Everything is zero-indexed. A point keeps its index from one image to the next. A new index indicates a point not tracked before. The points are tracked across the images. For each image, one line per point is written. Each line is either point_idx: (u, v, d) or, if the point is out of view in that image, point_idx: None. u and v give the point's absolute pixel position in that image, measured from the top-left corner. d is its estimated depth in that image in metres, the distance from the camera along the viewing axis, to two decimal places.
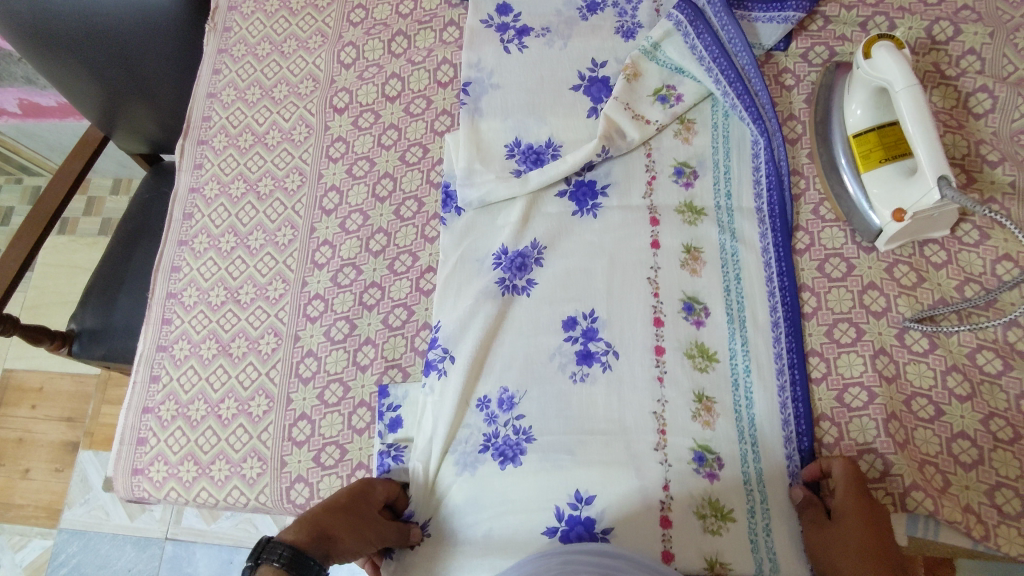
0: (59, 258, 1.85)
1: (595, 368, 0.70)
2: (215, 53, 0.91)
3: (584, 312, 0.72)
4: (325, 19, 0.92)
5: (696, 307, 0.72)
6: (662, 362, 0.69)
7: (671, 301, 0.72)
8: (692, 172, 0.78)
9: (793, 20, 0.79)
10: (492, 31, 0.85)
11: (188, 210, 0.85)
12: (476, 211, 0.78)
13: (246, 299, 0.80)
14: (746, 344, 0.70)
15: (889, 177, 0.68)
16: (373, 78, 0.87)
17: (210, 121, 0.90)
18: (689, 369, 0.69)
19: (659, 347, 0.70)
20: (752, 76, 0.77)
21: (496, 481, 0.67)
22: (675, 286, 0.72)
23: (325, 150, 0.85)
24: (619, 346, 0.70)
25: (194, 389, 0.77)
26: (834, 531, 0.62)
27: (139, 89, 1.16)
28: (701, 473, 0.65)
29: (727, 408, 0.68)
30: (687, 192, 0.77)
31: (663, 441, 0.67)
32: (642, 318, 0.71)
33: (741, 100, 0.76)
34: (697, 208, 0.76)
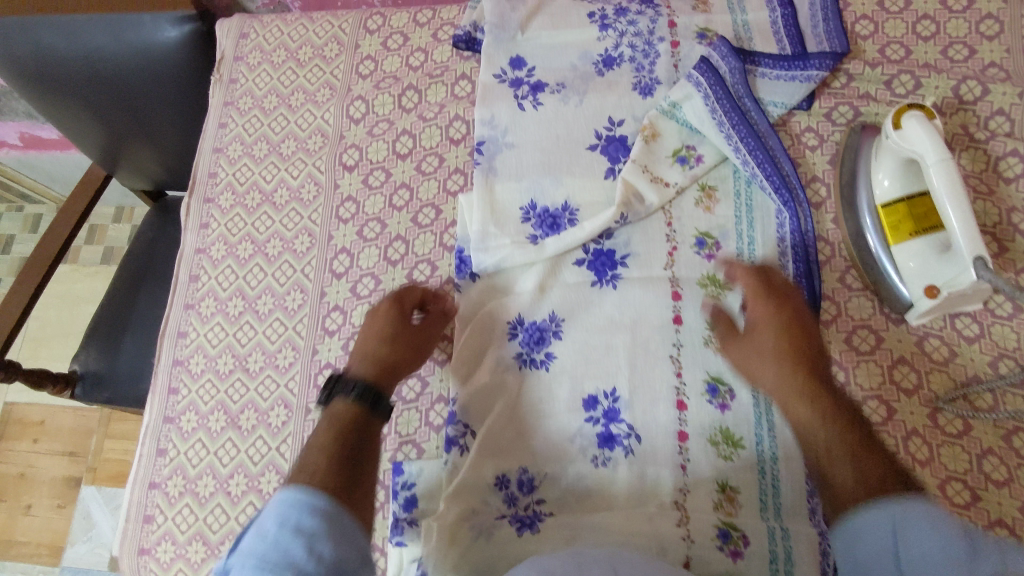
0: (61, 289, 1.83)
1: (616, 453, 0.69)
2: (221, 106, 0.89)
3: (605, 391, 0.71)
4: (334, 70, 0.88)
5: (720, 389, 0.70)
6: (685, 449, 0.68)
7: (694, 382, 0.71)
8: (714, 243, 0.75)
9: (816, 79, 0.76)
10: (506, 86, 0.82)
11: (194, 272, 0.83)
12: (492, 274, 0.76)
13: (255, 368, 0.78)
14: (773, 428, 0.68)
15: (920, 250, 0.66)
16: (384, 134, 0.84)
17: (217, 178, 0.86)
18: (713, 455, 0.68)
19: (681, 432, 0.69)
20: (775, 150, 0.75)
21: (515, 556, 0.66)
22: (698, 365, 0.71)
23: (335, 210, 0.82)
24: (640, 429, 0.70)
25: (202, 464, 0.75)
26: (750, 340, 0.68)
27: (141, 131, 1.13)
28: (725, 551, 0.64)
29: (751, 494, 0.67)
30: (709, 264, 0.75)
31: (685, 518, 0.66)
32: (664, 401, 0.70)
33: (764, 169, 0.74)
34: (720, 281, 0.74)
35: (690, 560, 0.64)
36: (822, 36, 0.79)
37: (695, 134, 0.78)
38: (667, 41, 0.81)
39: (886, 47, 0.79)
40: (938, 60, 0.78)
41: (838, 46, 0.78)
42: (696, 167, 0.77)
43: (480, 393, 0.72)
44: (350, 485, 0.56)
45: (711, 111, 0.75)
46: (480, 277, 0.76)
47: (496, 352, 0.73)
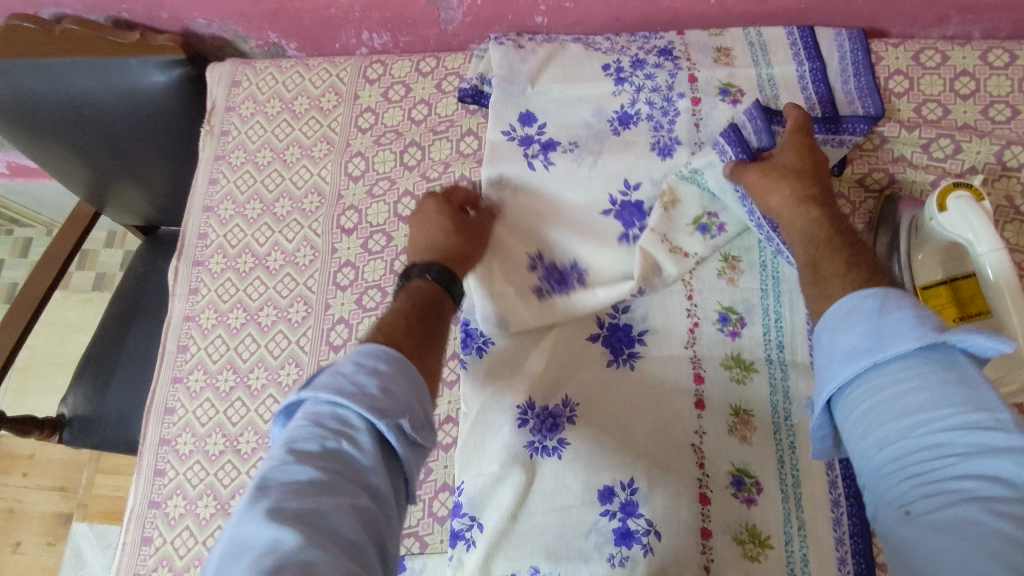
0: (53, 317, 1.78)
1: (634, 552, 0.62)
2: (212, 159, 0.86)
3: (622, 482, 0.64)
4: (331, 123, 0.84)
5: (746, 482, 0.65)
6: (709, 549, 0.63)
7: (718, 474, 0.65)
8: (738, 319, 0.71)
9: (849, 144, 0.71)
10: (515, 144, 0.76)
11: (183, 342, 0.79)
12: (499, 351, 0.70)
13: (247, 450, 0.73)
14: (803, 527, 0.64)
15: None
16: (384, 194, 0.79)
17: (207, 239, 0.83)
18: (739, 556, 0.63)
19: (705, 529, 0.64)
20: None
21: None
22: (723, 455, 0.66)
23: (332, 277, 0.77)
24: (661, 525, 0.63)
25: (190, 554, 0.70)
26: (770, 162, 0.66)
27: (129, 173, 1.07)
28: None
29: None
30: (734, 342, 0.70)
31: None
32: (688, 494, 0.65)
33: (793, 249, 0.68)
34: (745, 361, 0.69)
35: None
36: (854, 94, 0.74)
37: (712, 201, 0.73)
38: (688, 98, 0.75)
39: (922, 106, 0.74)
40: (979, 120, 0.73)
41: (872, 109, 0.72)
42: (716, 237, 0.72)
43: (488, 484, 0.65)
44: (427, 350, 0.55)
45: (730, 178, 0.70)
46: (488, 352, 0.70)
47: (504, 438, 0.66)
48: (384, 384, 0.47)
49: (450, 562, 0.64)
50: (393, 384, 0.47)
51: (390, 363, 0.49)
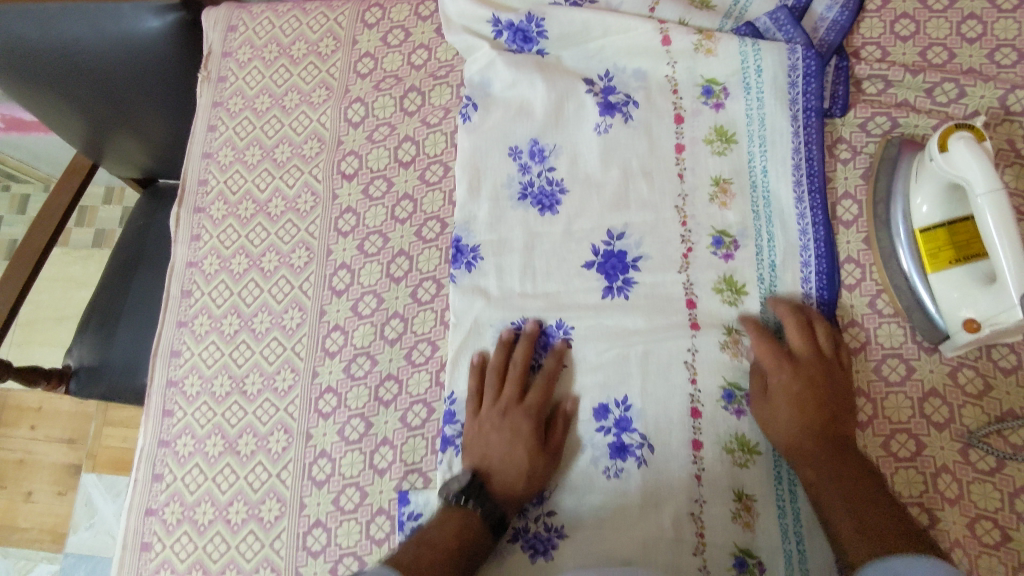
0: (54, 272, 1.78)
1: (629, 463, 0.68)
2: (210, 106, 0.85)
3: (616, 400, 0.70)
4: (330, 68, 0.84)
5: (736, 395, 0.69)
6: (699, 459, 0.68)
7: (709, 389, 0.69)
8: (732, 243, 0.72)
9: (802, 65, 0.73)
10: (503, 35, 0.79)
11: (187, 287, 0.80)
12: (488, 271, 0.74)
13: (253, 391, 0.75)
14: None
15: (961, 281, 0.62)
16: (385, 140, 0.80)
17: (207, 185, 0.83)
18: (729, 464, 0.68)
19: (695, 441, 0.68)
20: (810, 145, 0.73)
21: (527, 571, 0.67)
22: (714, 374, 0.69)
23: (334, 222, 0.78)
24: (653, 439, 0.69)
25: (200, 490, 0.72)
26: (768, 405, 0.65)
27: (125, 123, 1.05)
28: None
29: (769, 507, 0.66)
30: (726, 265, 0.72)
31: (701, 544, 0.66)
32: (678, 408, 0.69)
33: (812, 165, 0.72)
34: (737, 285, 0.71)
35: None
36: (825, 24, 0.75)
37: (747, 88, 0.75)
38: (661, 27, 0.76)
39: (927, 51, 0.74)
40: (984, 65, 0.72)
41: (832, 36, 0.75)
42: (713, 114, 0.76)
43: None
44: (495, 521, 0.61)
45: (794, 77, 0.73)
46: (477, 265, 0.74)
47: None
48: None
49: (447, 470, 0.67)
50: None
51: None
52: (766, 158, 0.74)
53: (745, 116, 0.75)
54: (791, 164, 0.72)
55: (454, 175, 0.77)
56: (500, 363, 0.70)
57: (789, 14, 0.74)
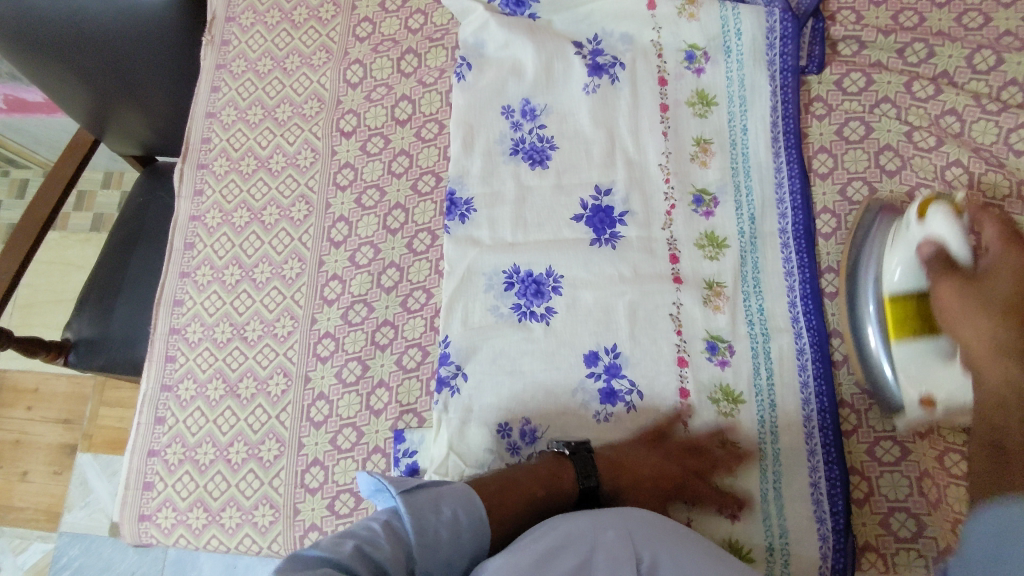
0: (51, 255, 1.74)
1: (618, 408, 0.69)
2: (213, 69, 0.89)
3: (605, 347, 0.71)
4: (330, 32, 0.88)
5: (720, 345, 0.70)
6: (687, 406, 0.69)
7: (694, 340, 0.71)
8: (712, 199, 0.76)
9: (777, 30, 0.78)
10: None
11: (190, 239, 0.83)
12: (480, 221, 0.76)
13: (253, 337, 0.78)
14: (771, 377, 0.69)
15: (924, 351, 0.61)
16: (382, 99, 0.83)
17: (210, 143, 0.86)
18: (714, 412, 0.69)
19: (682, 389, 0.69)
20: (786, 105, 0.77)
21: None
22: (697, 323, 0.71)
23: (333, 177, 0.82)
24: (642, 384, 0.70)
25: (201, 432, 0.75)
26: (979, 286, 0.57)
27: (129, 95, 1.06)
28: (722, 514, 0.66)
29: (751, 448, 0.67)
30: (708, 221, 0.75)
31: None
32: (665, 357, 0.70)
33: (786, 122, 0.77)
34: (718, 238, 0.74)
35: (690, 522, 0.67)
36: None
37: (727, 52, 0.79)
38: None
39: (899, 14, 0.78)
40: (952, 27, 0.76)
41: (806, 1, 0.79)
42: (695, 78, 0.79)
43: (475, 336, 0.72)
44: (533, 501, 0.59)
45: (769, 42, 0.78)
46: (471, 218, 0.76)
47: (489, 298, 0.73)
48: (455, 534, 0.52)
49: (440, 407, 0.69)
50: (460, 554, 0.52)
51: (472, 533, 0.53)
52: (745, 118, 0.77)
53: (725, 80, 0.79)
54: (769, 123, 0.77)
55: (450, 132, 0.80)
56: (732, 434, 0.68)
57: None
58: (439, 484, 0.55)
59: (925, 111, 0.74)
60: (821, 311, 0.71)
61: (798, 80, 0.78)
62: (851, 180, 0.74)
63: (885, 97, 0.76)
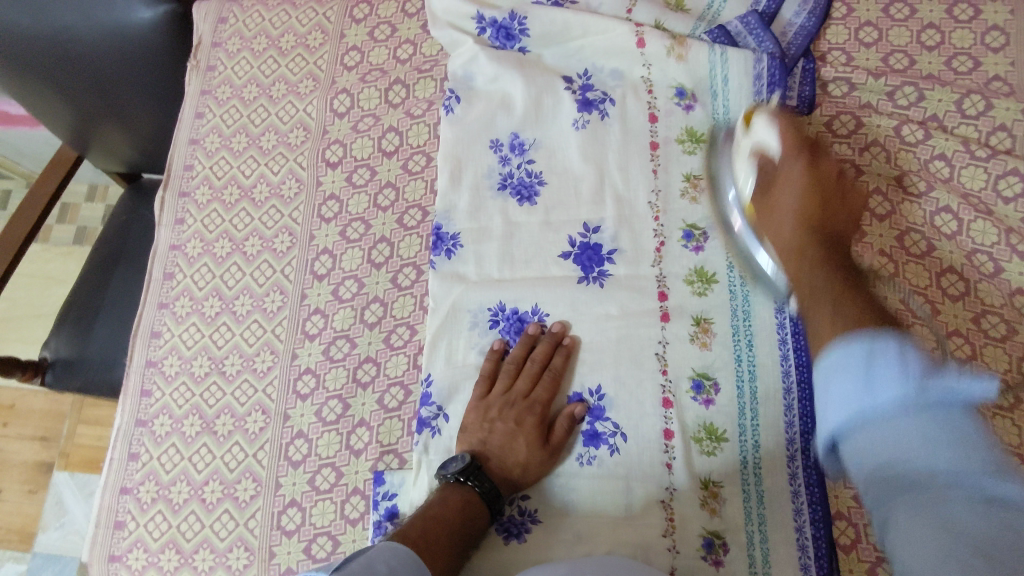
0: (32, 269, 1.71)
1: (602, 451, 0.68)
2: (199, 95, 0.88)
3: (589, 389, 0.70)
4: (318, 60, 0.87)
5: (705, 385, 0.69)
6: (671, 447, 0.67)
7: (679, 379, 0.70)
8: (702, 235, 0.75)
9: (761, 72, 0.77)
10: (488, 33, 0.82)
11: (169, 269, 0.81)
12: (467, 257, 0.75)
13: (232, 371, 0.76)
14: (756, 417, 0.68)
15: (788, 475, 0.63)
16: (369, 130, 0.82)
17: (192, 170, 0.85)
18: (697, 453, 0.67)
19: (667, 430, 0.68)
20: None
21: (498, 554, 0.65)
22: (683, 362, 0.70)
23: (317, 209, 0.80)
24: (626, 426, 0.68)
25: (176, 469, 0.73)
26: (773, 210, 0.65)
27: (113, 115, 1.04)
28: (707, 560, 0.64)
29: (735, 490, 0.66)
30: (697, 256, 0.74)
31: (671, 528, 0.65)
32: (650, 397, 0.69)
33: None
34: (707, 274, 0.73)
35: (674, 569, 0.64)
36: (793, 29, 0.81)
37: (714, 94, 0.79)
38: (635, 36, 0.79)
39: (889, 56, 0.79)
40: (941, 71, 0.77)
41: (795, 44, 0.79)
42: (684, 116, 0.79)
43: (458, 376, 0.71)
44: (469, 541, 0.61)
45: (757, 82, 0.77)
46: (458, 254, 0.75)
47: (474, 337, 0.72)
48: None
49: (419, 447, 0.68)
50: None
51: (413, 574, 0.53)
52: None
53: (715, 119, 0.78)
54: None
55: (437, 166, 0.79)
56: (513, 359, 0.70)
57: (759, 18, 0.79)
58: (364, 548, 0.53)
59: (914, 155, 0.74)
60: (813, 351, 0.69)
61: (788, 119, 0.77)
62: None
63: (875, 139, 0.76)
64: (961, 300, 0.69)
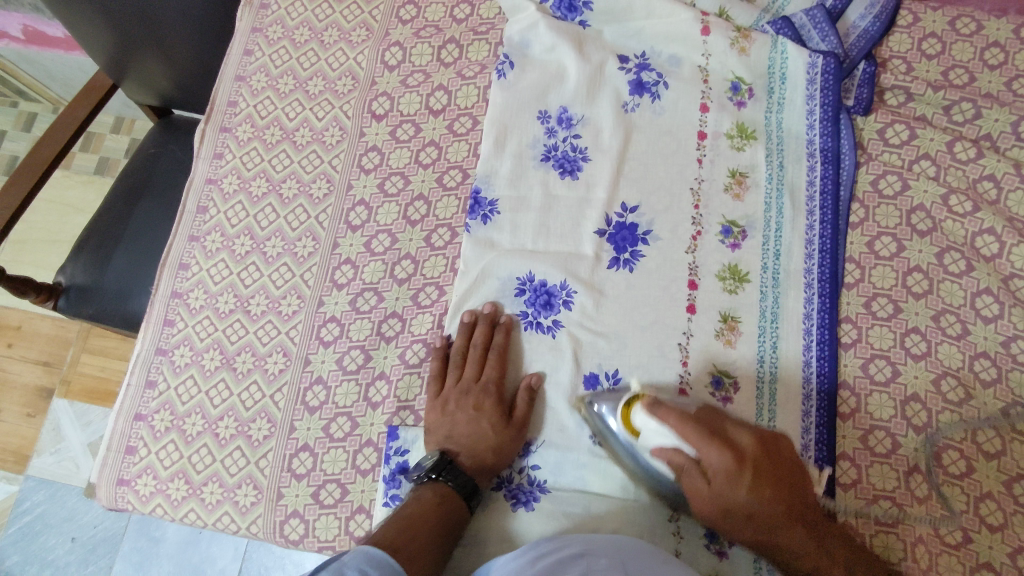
0: (51, 194, 1.70)
1: None
2: (249, 32, 0.87)
3: (608, 372, 0.69)
4: (372, 10, 0.86)
5: (725, 383, 0.68)
6: None
7: (699, 372, 0.69)
8: (740, 232, 0.74)
9: (817, 68, 0.77)
10: (551, 7, 0.81)
11: (203, 203, 0.81)
12: (503, 225, 0.74)
13: (256, 311, 0.76)
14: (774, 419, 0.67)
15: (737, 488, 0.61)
16: (418, 86, 0.82)
17: (236, 107, 0.85)
18: None
19: None
20: (825, 152, 0.76)
21: (505, 520, 0.65)
22: (706, 357, 0.69)
23: (357, 159, 0.80)
24: None
25: (192, 402, 0.73)
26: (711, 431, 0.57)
27: (155, 44, 1.03)
28: (710, 550, 0.64)
29: None
30: (733, 253, 0.73)
31: (678, 513, 0.65)
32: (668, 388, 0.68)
33: (824, 169, 0.75)
34: (741, 273, 0.72)
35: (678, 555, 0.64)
36: (858, 30, 0.80)
37: (770, 92, 0.78)
38: (699, 24, 0.78)
39: (950, 71, 0.78)
40: (1001, 91, 0.76)
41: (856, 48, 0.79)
42: (736, 111, 0.78)
43: None
44: (451, 529, 0.61)
45: (813, 80, 0.77)
46: (495, 221, 0.74)
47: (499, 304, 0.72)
48: None
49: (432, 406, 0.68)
50: None
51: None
52: (782, 155, 0.76)
53: (765, 118, 0.78)
54: (806, 165, 0.76)
55: (483, 129, 0.78)
56: (458, 350, 0.70)
57: (826, 13, 0.78)
58: (333, 557, 0.50)
59: (963, 174, 0.73)
60: (835, 361, 0.69)
61: (849, 121, 0.76)
62: (880, 235, 0.73)
63: (926, 153, 0.75)
64: (993, 322, 0.68)
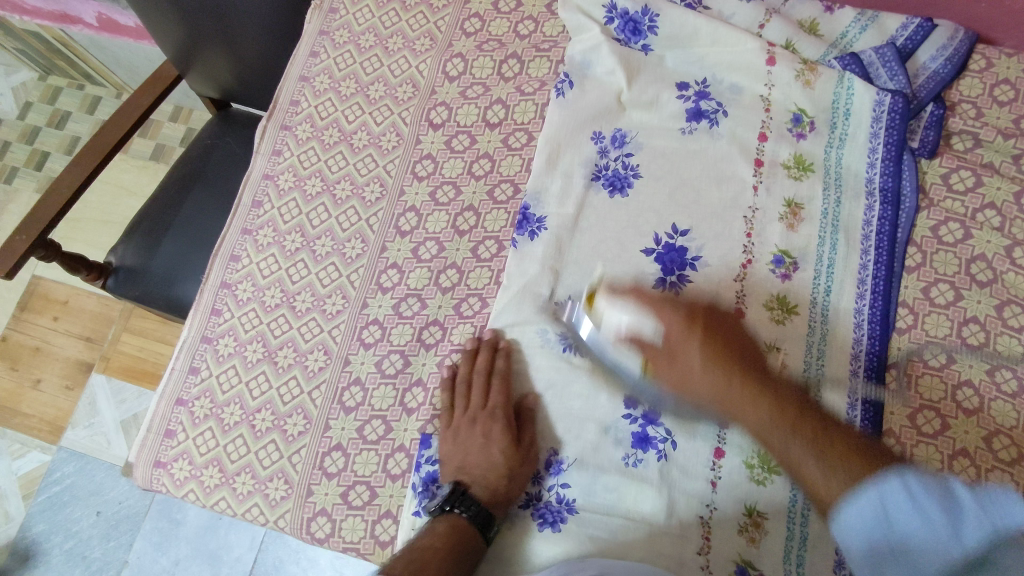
0: (107, 175, 1.76)
1: (649, 455, 0.66)
2: (317, 34, 0.89)
3: None
4: (438, 21, 0.88)
5: None
6: (719, 466, 0.65)
7: None
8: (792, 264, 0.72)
9: (884, 106, 0.75)
10: (613, 25, 0.81)
11: (259, 198, 0.83)
12: (549, 241, 0.74)
13: (302, 308, 0.77)
14: None
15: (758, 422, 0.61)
16: (477, 99, 0.83)
17: (298, 106, 0.87)
18: (746, 478, 0.64)
19: (717, 448, 0.65)
20: (885, 190, 0.74)
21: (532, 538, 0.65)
22: None
23: (411, 166, 0.81)
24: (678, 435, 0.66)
25: (232, 392, 0.75)
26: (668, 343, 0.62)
27: (224, 41, 1.06)
28: None
29: (779, 526, 0.63)
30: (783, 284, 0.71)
31: (708, 547, 0.63)
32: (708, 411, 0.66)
33: (884, 209, 0.73)
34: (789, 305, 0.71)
35: None
36: (927, 72, 0.78)
37: (833, 127, 0.77)
38: (765, 54, 0.78)
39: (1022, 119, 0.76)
40: None
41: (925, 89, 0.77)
42: (794, 142, 0.77)
43: None
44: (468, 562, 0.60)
45: (878, 116, 0.75)
46: (541, 237, 0.74)
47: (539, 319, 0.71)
48: None
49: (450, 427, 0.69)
50: None
51: None
52: (840, 191, 0.75)
53: (824, 153, 0.76)
54: (864, 202, 0.74)
55: (537, 146, 0.79)
56: (463, 377, 0.69)
57: (896, 52, 0.77)
58: None
59: None
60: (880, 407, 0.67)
61: (912, 162, 0.75)
62: (937, 282, 0.71)
63: (991, 203, 0.73)
64: None
